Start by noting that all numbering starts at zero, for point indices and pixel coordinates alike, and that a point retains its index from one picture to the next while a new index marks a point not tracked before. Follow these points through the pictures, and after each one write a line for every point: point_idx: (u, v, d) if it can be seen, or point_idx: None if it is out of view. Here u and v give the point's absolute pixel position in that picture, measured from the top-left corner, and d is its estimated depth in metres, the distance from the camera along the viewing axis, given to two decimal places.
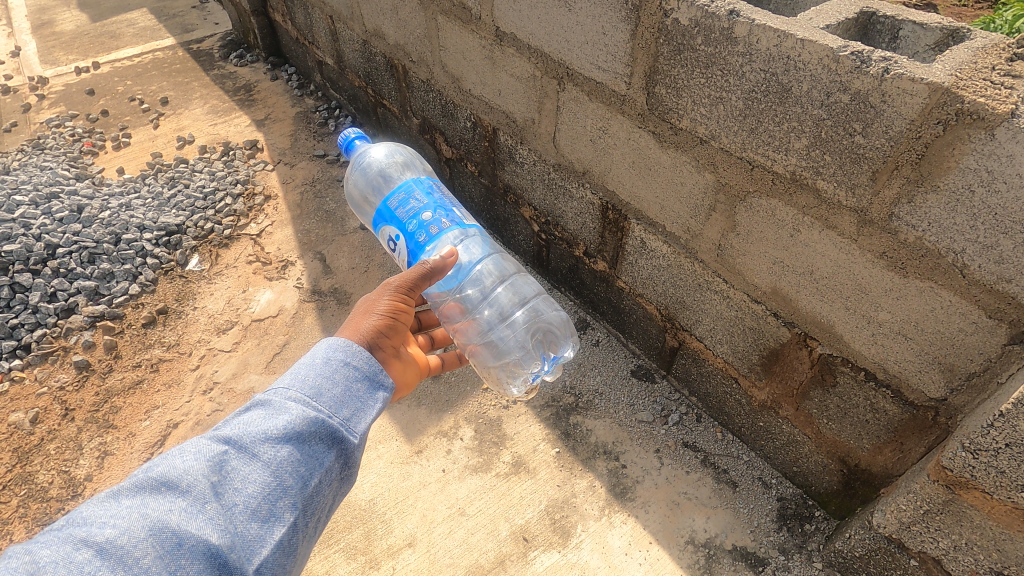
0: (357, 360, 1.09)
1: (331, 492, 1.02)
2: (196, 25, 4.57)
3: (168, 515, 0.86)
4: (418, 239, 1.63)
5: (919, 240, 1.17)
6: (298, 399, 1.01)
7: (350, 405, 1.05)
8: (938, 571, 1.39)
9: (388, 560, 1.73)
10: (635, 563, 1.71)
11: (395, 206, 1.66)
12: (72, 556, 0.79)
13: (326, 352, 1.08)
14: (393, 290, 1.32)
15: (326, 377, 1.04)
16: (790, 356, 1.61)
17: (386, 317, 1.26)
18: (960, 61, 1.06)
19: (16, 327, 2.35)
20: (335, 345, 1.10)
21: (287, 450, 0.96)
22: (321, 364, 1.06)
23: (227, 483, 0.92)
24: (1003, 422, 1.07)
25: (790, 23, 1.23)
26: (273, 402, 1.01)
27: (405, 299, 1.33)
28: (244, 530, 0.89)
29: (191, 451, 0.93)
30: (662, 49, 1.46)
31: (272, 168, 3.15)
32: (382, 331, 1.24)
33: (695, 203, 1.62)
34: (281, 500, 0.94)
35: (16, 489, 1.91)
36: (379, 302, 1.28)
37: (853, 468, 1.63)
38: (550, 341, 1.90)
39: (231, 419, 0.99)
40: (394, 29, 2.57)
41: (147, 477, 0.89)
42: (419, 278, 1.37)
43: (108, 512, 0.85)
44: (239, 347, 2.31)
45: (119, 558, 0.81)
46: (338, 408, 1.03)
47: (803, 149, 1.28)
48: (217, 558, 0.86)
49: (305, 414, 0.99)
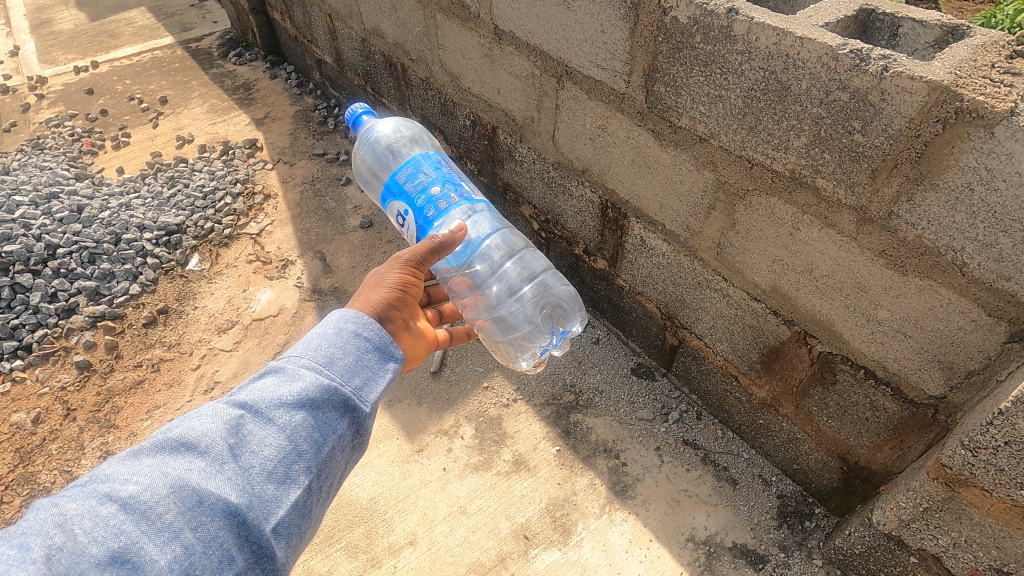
0: (368, 331, 1.08)
1: (344, 458, 1.03)
2: (195, 24, 4.56)
3: (188, 474, 0.87)
4: (427, 214, 1.63)
5: (919, 238, 1.17)
6: (311, 366, 1.00)
7: (362, 374, 1.04)
8: (938, 569, 1.39)
9: (389, 559, 1.73)
10: (635, 561, 1.71)
11: (404, 180, 1.67)
12: (97, 509, 0.80)
13: (338, 322, 1.07)
14: (402, 264, 1.32)
15: (338, 346, 1.03)
16: (789, 354, 1.61)
17: (395, 290, 1.25)
18: (960, 59, 1.06)
19: (17, 328, 2.35)
20: (346, 316, 1.08)
21: (301, 417, 0.96)
22: (333, 334, 1.05)
23: (243, 445, 0.92)
24: (1003, 420, 1.08)
25: (789, 21, 1.22)
26: (286, 369, 1.00)
27: (414, 273, 1.33)
28: (261, 490, 0.90)
29: (208, 414, 0.93)
30: (661, 47, 1.46)
31: (271, 167, 3.15)
32: (392, 304, 1.22)
33: (695, 201, 1.62)
34: (296, 464, 0.94)
35: (17, 489, 1.92)
36: (387, 276, 1.28)
37: (853, 466, 1.63)
38: (560, 315, 1.89)
39: (246, 385, 0.99)
40: (393, 28, 2.56)
41: (166, 438, 0.90)
42: (427, 252, 1.37)
43: (130, 469, 0.86)
44: (239, 346, 2.31)
45: (142, 513, 0.82)
46: (350, 376, 1.02)
47: (802, 148, 1.27)
48: (236, 516, 0.87)
49: (318, 382, 0.99)
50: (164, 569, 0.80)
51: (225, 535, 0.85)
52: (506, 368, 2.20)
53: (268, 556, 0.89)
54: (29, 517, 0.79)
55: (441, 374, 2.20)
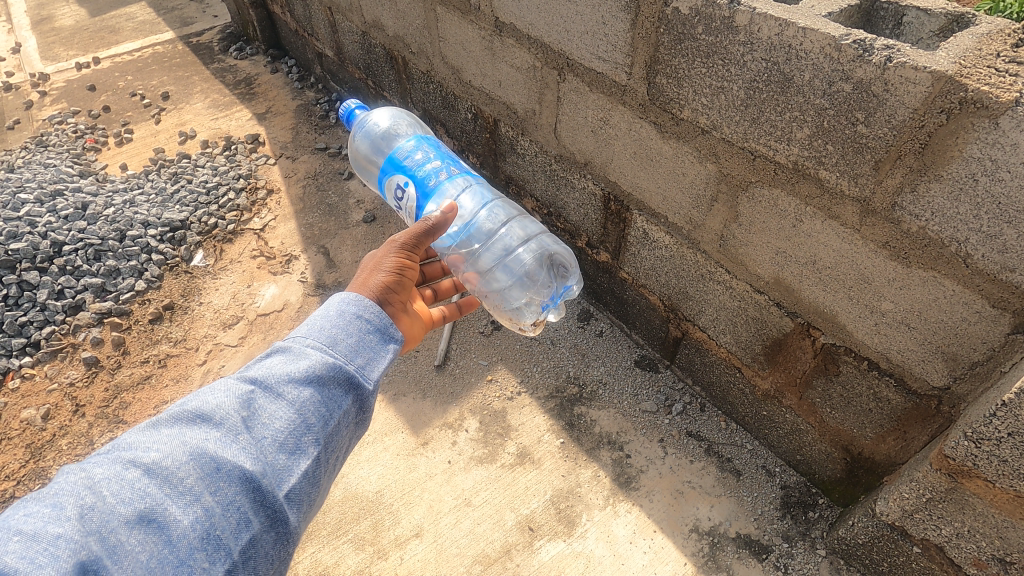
0: (369, 313, 1.08)
1: (348, 434, 1.03)
2: (195, 17, 4.56)
3: (205, 443, 0.88)
4: (428, 184, 1.63)
5: (923, 230, 1.17)
6: (317, 346, 1.00)
7: (364, 353, 1.04)
8: (942, 558, 1.40)
9: (396, 551, 1.75)
10: (640, 552, 1.72)
11: (403, 156, 1.68)
12: (122, 474, 0.82)
13: (340, 304, 1.07)
14: (397, 248, 1.31)
15: (341, 328, 1.03)
16: (793, 346, 1.61)
17: (392, 273, 1.25)
18: (964, 48, 1.05)
19: (25, 325, 2.37)
20: (348, 298, 1.09)
21: (309, 392, 0.97)
22: (335, 316, 1.05)
23: (255, 418, 0.93)
24: (1007, 411, 1.07)
25: (791, 10, 1.21)
26: (293, 348, 1.00)
27: (410, 257, 1.33)
28: (273, 460, 0.91)
29: (220, 389, 0.94)
30: (663, 38, 1.45)
31: (273, 162, 3.15)
32: (390, 287, 1.23)
33: (698, 193, 1.61)
34: (305, 435, 0.95)
35: (29, 484, 1.95)
36: (384, 261, 1.28)
37: (856, 457, 1.63)
38: (559, 272, 1.90)
39: (256, 363, 1.00)
40: (393, 20, 2.55)
41: (184, 410, 0.91)
42: (421, 235, 1.36)
43: (151, 438, 0.87)
44: (245, 341, 2.33)
45: (165, 478, 0.83)
46: (353, 355, 1.03)
47: (806, 139, 1.26)
48: (251, 482, 0.88)
49: (324, 359, 0.99)
50: (186, 529, 0.81)
51: (242, 500, 0.86)
52: (510, 362, 2.21)
53: (282, 521, 0.90)
54: (59, 479, 0.82)
55: (444, 368, 2.21)
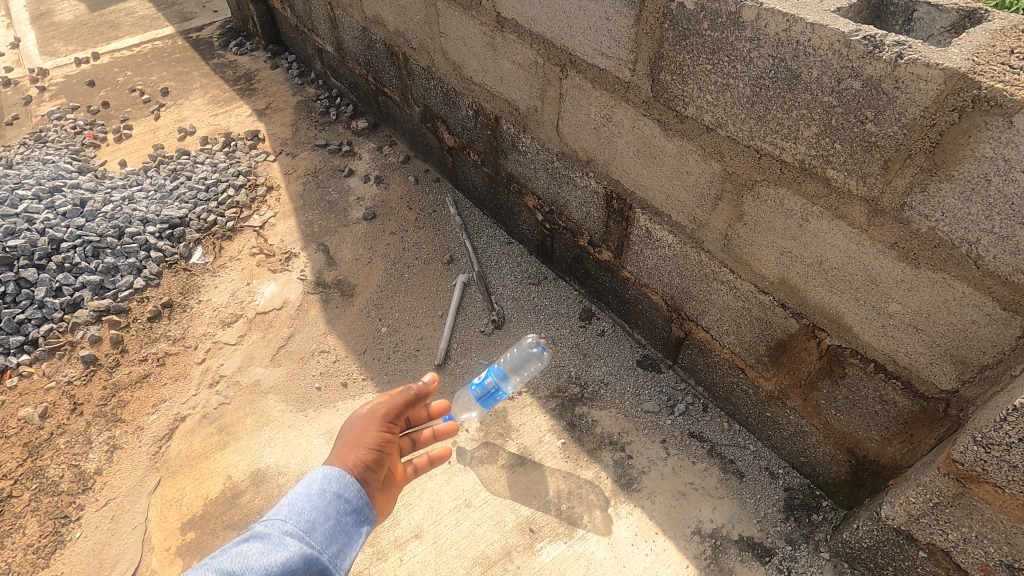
0: (349, 492, 1.09)
1: None
2: (195, 12, 4.53)
3: None
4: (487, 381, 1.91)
5: (933, 231, 1.14)
6: (295, 535, 0.98)
7: (339, 540, 1.03)
8: (948, 563, 1.38)
9: (395, 552, 1.73)
10: (641, 554, 1.71)
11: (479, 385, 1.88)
12: None
13: (321, 482, 1.08)
14: (379, 421, 1.29)
15: (320, 511, 1.03)
16: (798, 347, 1.59)
17: (373, 449, 1.21)
18: (977, 45, 1.02)
19: (23, 323, 2.35)
20: (330, 475, 1.10)
21: None
22: (315, 497, 1.05)
23: None
24: (1018, 416, 1.05)
25: (799, 6, 1.19)
26: (271, 537, 0.96)
27: (390, 428, 1.30)
28: None
29: None
30: (667, 34, 1.42)
31: (273, 159, 3.13)
32: (369, 464, 1.19)
33: (702, 191, 1.58)
34: None
35: (26, 483, 1.93)
36: (364, 435, 1.24)
37: (861, 459, 1.61)
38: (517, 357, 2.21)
39: (227, 550, 0.93)
40: (393, 16, 2.52)
41: None
42: (402, 405, 1.34)
43: None
44: (245, 339, 2.31)
45: None
46: (329, 543, 1.01)
47: (813, 137, 1.24)
48: None
49: (302, 552, 0.96)
50: None
51: None
52: None
53: None
54: None
55: (444, 367, 2.20)
